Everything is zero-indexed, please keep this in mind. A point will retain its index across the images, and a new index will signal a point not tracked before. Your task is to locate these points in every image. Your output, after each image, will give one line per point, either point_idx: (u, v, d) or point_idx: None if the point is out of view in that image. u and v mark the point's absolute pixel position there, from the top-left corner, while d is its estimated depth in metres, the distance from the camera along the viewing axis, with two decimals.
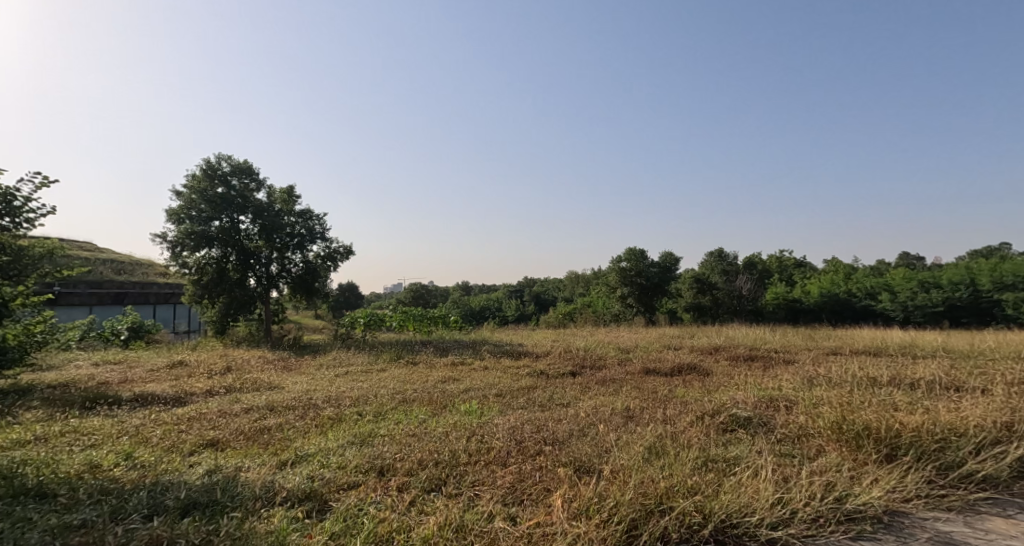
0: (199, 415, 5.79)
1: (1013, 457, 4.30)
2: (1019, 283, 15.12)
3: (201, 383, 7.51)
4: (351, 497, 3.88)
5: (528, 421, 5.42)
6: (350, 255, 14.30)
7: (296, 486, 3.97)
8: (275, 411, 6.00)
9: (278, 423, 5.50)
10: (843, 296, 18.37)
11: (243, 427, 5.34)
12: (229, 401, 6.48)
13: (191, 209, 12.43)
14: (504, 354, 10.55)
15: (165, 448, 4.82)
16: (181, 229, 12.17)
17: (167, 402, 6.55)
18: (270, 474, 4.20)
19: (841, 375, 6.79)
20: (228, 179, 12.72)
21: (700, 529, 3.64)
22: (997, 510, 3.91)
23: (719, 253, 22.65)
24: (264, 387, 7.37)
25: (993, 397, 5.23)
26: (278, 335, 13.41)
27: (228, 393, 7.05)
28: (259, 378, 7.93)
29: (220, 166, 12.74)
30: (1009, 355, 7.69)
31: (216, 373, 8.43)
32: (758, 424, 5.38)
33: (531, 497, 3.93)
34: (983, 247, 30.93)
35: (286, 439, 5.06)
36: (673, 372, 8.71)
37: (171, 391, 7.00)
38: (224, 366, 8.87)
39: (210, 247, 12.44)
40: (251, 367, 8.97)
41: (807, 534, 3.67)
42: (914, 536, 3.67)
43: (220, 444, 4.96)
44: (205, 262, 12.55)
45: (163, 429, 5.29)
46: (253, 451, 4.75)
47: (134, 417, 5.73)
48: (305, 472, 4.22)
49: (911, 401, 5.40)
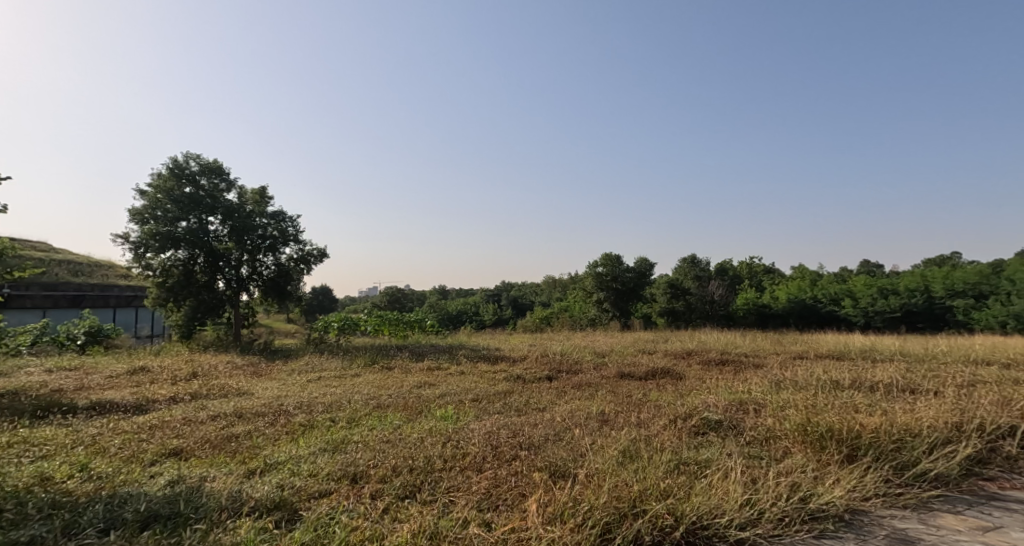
0: (162, 424, 5.72)
1: (963, 456, 4.52)
2: (969, 289, 16.01)
3: (164, 390, 7.40)
4: (322, 506, 3.90)
5: (504, 426, 5.49)
6: (325, 257, 14.20)
7: (265, 495, 3.96)
8: (244, 418, 5.95)
9: (247, 430, 5.47)
10: (810, 302, 18.80)
11: (209, 435, 5.30)
12: (194, 408, 6.41)
13: (156, 209, 12.19)
14: (480, 359, 10.60)
15: (124, 458, 4.76)
16: (145, 229, 11.94)
17: (127, 410, 6.45)
18: (238, 483, 4.19)
19: (806, 379, 7.02)
20: (197, 179, 12.56)
21: (672, 531, 3.75)
22: (948, 507, 4.11)
23: (692, 259, 23.11)
24: (233, 394, 7.30)
25: (945, 399, 5.48)
26: (248, 339, 13.23)
27: (193, 400, 6.97)
28: (227, 384, 7.84)
29: (188, 166, 12.57)
30: (960, 359, 8.02)
31: (181, 379, 8.31)
32: (728, 426, 5.54)
33: (506, 503, 4.00)
34: (939, 258, 32.20)
35: (254, 446, 5.04)
36: (647, 376, 8.87)
37: (131, 398, 6.89)
38: (190, 372, 8.75)
39: (176, 248, 12.21)
40: (219, 373, 8.87)
41: (773, 534, 3.80)
42: (873, 533, 3.83)
43: (185, 453, 4.92)
44: (170, 263, 12.30)
45: (122, 438, 5.21)
46: (219, 460, 4.72)
47: (91, 426, 5.63)
48: (274, 480, 4.21)
49: (870, 402, 5.62)
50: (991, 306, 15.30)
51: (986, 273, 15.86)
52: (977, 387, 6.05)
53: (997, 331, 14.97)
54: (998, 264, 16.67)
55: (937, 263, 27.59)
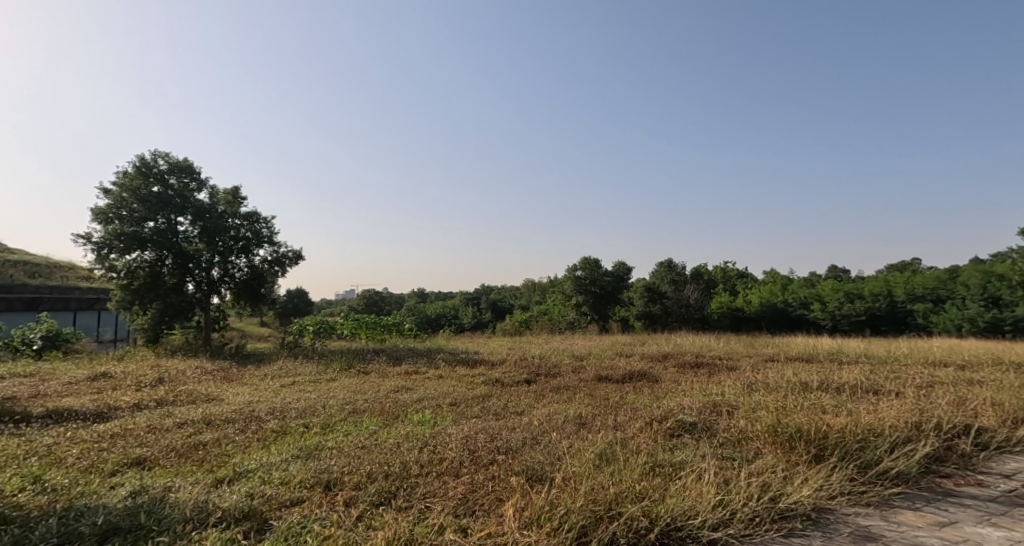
0: (124, 432, 5.63)
1: (922, 454, 4.69)
2: (928, 294, 16.71)
3: (128, 397, 7.27)
4: (293, 515, 3.90)
5: (481, 430, 5.52)
6: (300, 260, 14.09)
7: (233, 505, 3.94)
8: (213, 425, 5.89)
9: (216, 438, 5.42)
10: (781, 306, 19.21)
11: (175, 443, 5.24)
12: (159, 416, 6.32)
13: (121, 208, 11.97)
14: (459, 362, 10.61)
15: (82, 468, 4.68)
16: (110, 229, 11.74)
17: (86, 418, 6.33)
18: (205, 493, 4.15)
19: (777, 381, 7.19)
20: (165, 178, 12.37)
21: (647, 533, 3.83)
22: (908, 503, 4.27)
23: (669, 263, 23.40)
24: (201, 400, 7.21)
25: (906, 399, 5.69)
26: (219, 343, 13.03)
27: (158, 407, 6.86)
28: (195, 390, 7.73)
29: (157, 164, 12.37)
30: (922, 360, 8.31)
31: (146, 385, 8.17)
32: (702, 428, 5.65)
33: (483, 508, 4.04)
34: (898, 264, 33.46)
35: (223, 454, 5.01)
36: (624, 379, 8.99)
37: (92, 406, 6.76)
38: (156, 378, 8.61)
39: (142, 249, 12.00)
40: (187, 378, 8.75)
41: (744, 534, 3.91)
42: (838, 531, 3.95)
43: (149, 463, 4.86)
44: (137, 265, 12.10)
45: (80, 447, 5.12)
46: (185, 469, 4.68)
47: (46, 436, 5.51)
48: (244, 489, 4.19)
49: (836, 403, 5.80)
50: (948, 310, 15.96)
51: (943, 279, 16.60)
52: (937, 387, 6.28)
53: (953, 334, 15.63)
54: (954, 270, 17.46)
55: (899, 268, 28.85)
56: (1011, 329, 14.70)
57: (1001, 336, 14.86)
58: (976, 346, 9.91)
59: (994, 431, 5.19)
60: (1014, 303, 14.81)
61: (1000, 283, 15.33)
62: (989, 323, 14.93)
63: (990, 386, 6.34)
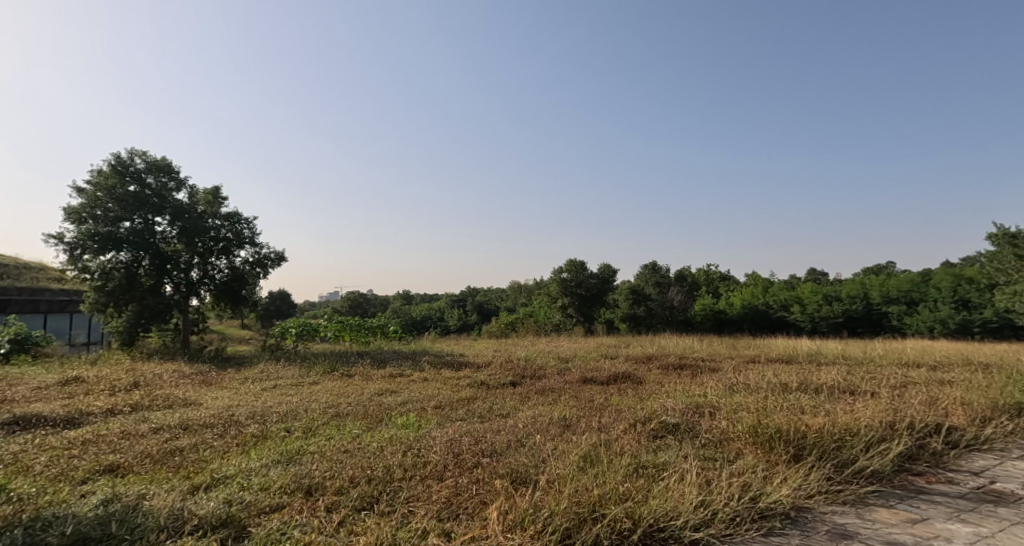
0: (96, 438, 5.56)
1: (896, 453, 4.80)
2: (902, 297, 17.25)
3: (101, 402, 7.17)
4: (272, 521, 3.88)
5: (466, 433, 5.54)
6: (283, 261, 14.00)
7: (210, 513, 3.91)
8: (190, 431, 5.85)
9: (193, 443, 5.38)
10: (762, 308, 19.46)
11: (149, 449, 5.19)
12: (134, 421, 6.25)
13: (96, 208, 11.80)
14: (444, 365, 10.60)
15: (50, 477, 4.62)
16: (83, 229, 11.57)
17: (56, 424, 6.24)
18: (181, 500, 4.11)
19: (757, 383, 7.29)
20: (142, 177, 12.22)
21: (630, 534, 3.88)
22: (883, 501, 4.36)
23: (653, 265, 23.59)
24: (178, 405, 7.14)
25: (881, 400, 5.82)
26: (198, 346, 12.88)
27: (132, 412, 6.79)
28: (171, 395, 7.65)
29: (133, 163, 12.23)
30: (897, 361, 8.50)
31: (121, 390, 8.06)
32: (685, 429, 5.72)
33: (466, 511, 4.07)
34: (872, 268, 34.36)
35: (200, 460, 4.97)
36: (609, 380, 9.06)
37: (62, 411, 6.66)
38: (131, 382, 8.49)
39: (117, 249, 11.84)
40: (163, 383, 8.65)
41: (725, 533, 3.97)
42: (816, 529, 4.03)
43: (122, 470, 4.81)
44: (111, 266, 11.92)
45: (50, 455, 5.05)
46: (161, 476, 4.63)
47: (14, 443, 5.43)
48: (222, 496, 4.16)
49: (814, 404, 5.91)
50: (921, 312, 16.46)
51: (917, 282, 17.28)
52: (911, 387, 6.44)
53: (926, 335, 16.08)
54: (925, 273, 18.16)
55: (873, 271, 29.85)
56: (979, 330, 15.42)
57: (970, 337, 15.54)
58: (946, 347, 10.22)
59: (964, 429, 5.33)
60: (983, 306, 15.69)
61: (970, 286, 16.27)
62: (959, 325, 15.53)
63: (961, 385, 6.50)
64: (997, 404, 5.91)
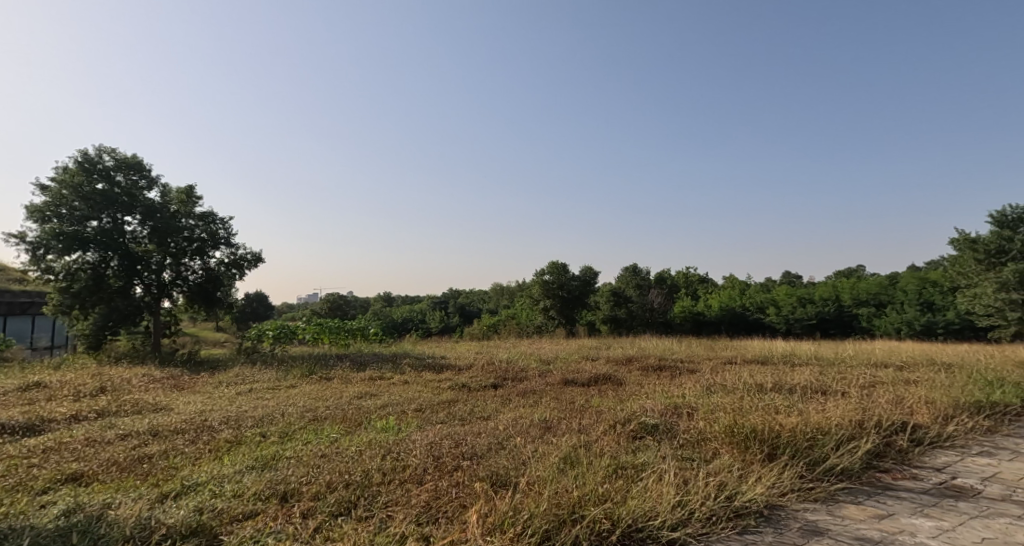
0: (58, 446, 5.47)
1: (865, 451, 4.94)
2: (871, 299, 17.72)
3: (64, 408, 7.04)
4: (245, 529, 3.87)
5: (446, 436, 5.56)
6: (260, 262, 13.88)
7: (180, 521, 3.87)
8: (160, 437, 5.78)
9: (163, 449, 5.32)
10: (738, 310, 19.74)
11: (116, 456, 5.12)
12: (100, 428, 6.15)
13: (60, 206, 11.57)
14: (425, 367, 10.58)
15: (10, 487, 4.54)
16: (47, 228, 11.33)
17: (16, 431, 6.12)
18: (149, 509, 4.06)
19: (734, 384, 7.43)
20: (111, 174, 12.02)
21: (609, 535, 3.94)
22: (851, 498, 4.49)
23: (634, 268, 23.79)
24: (147, 410, 7.05)
25: (852, 399, 5.98)
26: (170, 349, 12.66)
27: (98, 418, 6.68)
28: (140, 400, 7.54)
29: (101, 160, 12.02)
30: (867, 361, 8.74)
31: (86, 395, 7.92)
32: (663, 430, 5.81)
33: (446, 515, 4.09)
34: (842, 272, 35.28)
35: (170, 467, 4.92)
36: (589, 382, 9.14)
37: (24, 418, 6.53)
38: (98, 387, 8.34)
39: (84, 250, 11.63)
40: (132, 387, 8.51)
41: (702, 532, 4.04)
42: (788, 526, 4.13)
43: (85, 478, 4.74)
44: (77, 266, 11.69)
45: (9, 464, 4.97)
46: (127, 484, 4.57)
47: None
48: (193, 503, 4.12)
49: (788, 404, 6.05)
50: (889, 314, 16.92)
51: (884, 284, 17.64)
52: (880, 387, 6.63)
53: (893, 336, 16.50)
54: (893, 279, 18.82)
55: (847, 274, 30.55)
56: (943, 332, 15.94)
57: (934, 338, 16.05)
58: (910, 348, 10.60)
59: (928, 427, 5.50)
60: (946, 308, 16.26)
61: (934, 289, 16.88)
62: (924, 326, 16.02)
63: (926, 384, 6.70)
64: (958, 402, 6.11)
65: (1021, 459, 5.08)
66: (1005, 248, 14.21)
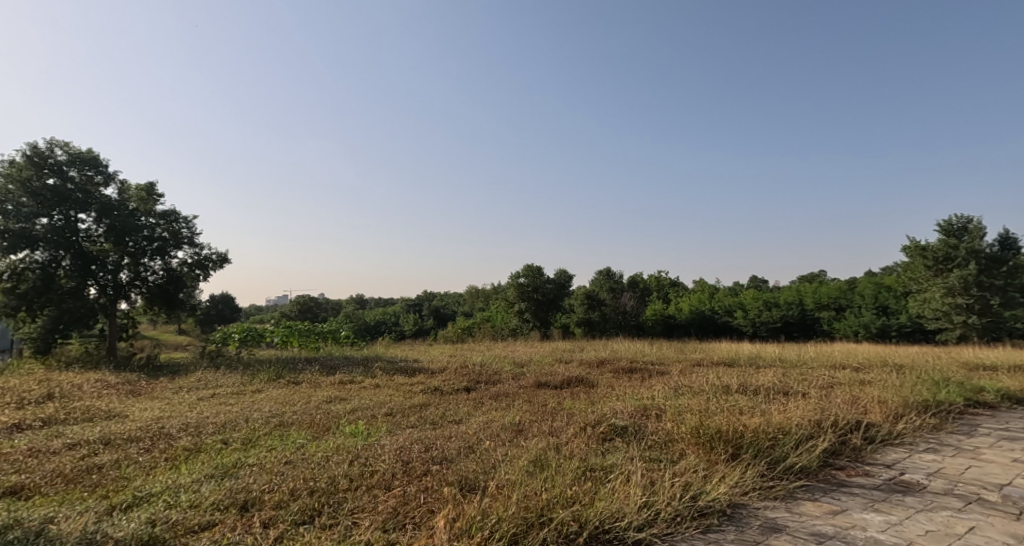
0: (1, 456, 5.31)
1: (822, 449, 5.10)
2: (832, 303, 18.30)
3: (9, 416, 6.81)
4: (202, 539, 3.82)
5: (416, 440, 5.56)
6: (225, 262, 13.68)
7: (131, 533, 3.78)
8: (112, 445, 5.65)
9: (114, 459, 5.19)
10: (708, 313, 20.12)
11: (62, 467, 4.98)
12: (46, 437, 5.98)
13: (7, 202, 11.14)
14: (397, 370, 10.56)
15: None
16: None
17: None
18: (99, 521, 3.96)
19: (702, 385, 7.57)
20: (64, 169, 11.67)
21: (576, 537, 3.99)
22: (809, 495, 4.62)
23: (607, 272, 24.03)
24: (100, 418, 6.87)
25: (812, 400, 6.15)
26: (125, 352, 12.34)
27: (44, 428, 6.48)
28: (92, 407, 7.35)
29: (53, 154, 11.67)
30: (827, 363, 9.01)
31: (32, 403, 7.67)
32: (632, 432, 5.89)
33: (413, 520, 4.10)
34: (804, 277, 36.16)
35: (121, 478, 4.82)
36: (562, 384, 9.23)
37: None
38: (46, 394, 8.10)
39: (33, 249, 11.25)
40: (83, 394, 8.26)
41: (667, 532, 4.12)
42: (749, 524, 4.23)
43: (26, 491, 4.61)
44: (25, 266, 11.30)
45: None
46: (75, 497, 4.46)
47: None
48: (145, 515, 4.03)
49: (752, 404, 6.20)
50: (847, 317, 17.43)
51: (845, 289, 18.38)
52: (837, 387, 6.86)
53: (851, 338, 17.00)
54: (852, 284, 19.45)
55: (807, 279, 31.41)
56: (896, 334, 16.51)
57: (888, 340, 16.62)
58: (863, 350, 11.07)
59: (880, 425, 5.71)
60: (899, 311, 16.88)
61: (888, 293, 17.48)
62: (879, 328, 16.53)
63: (879, 385, 6.94)
64: (908, 401, 6.35)
65: (964, 455, 5.30)
66: (951, 255, 14.80)
